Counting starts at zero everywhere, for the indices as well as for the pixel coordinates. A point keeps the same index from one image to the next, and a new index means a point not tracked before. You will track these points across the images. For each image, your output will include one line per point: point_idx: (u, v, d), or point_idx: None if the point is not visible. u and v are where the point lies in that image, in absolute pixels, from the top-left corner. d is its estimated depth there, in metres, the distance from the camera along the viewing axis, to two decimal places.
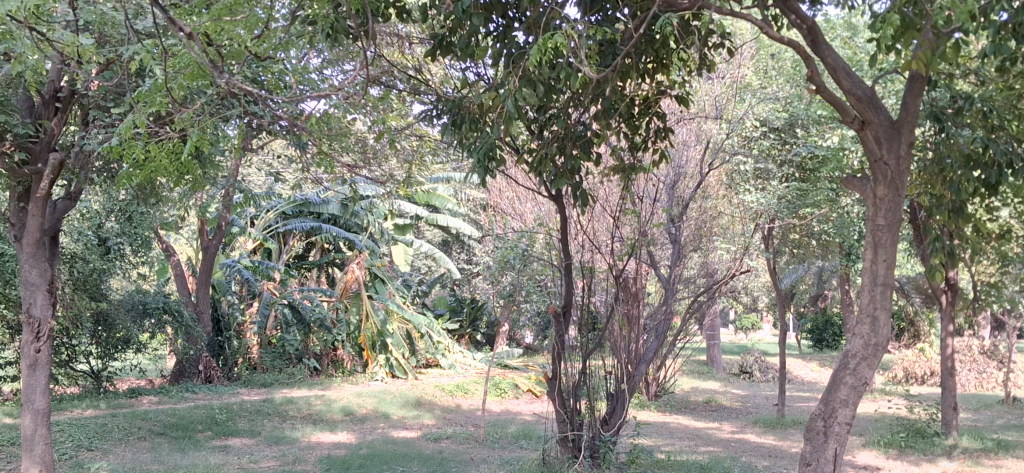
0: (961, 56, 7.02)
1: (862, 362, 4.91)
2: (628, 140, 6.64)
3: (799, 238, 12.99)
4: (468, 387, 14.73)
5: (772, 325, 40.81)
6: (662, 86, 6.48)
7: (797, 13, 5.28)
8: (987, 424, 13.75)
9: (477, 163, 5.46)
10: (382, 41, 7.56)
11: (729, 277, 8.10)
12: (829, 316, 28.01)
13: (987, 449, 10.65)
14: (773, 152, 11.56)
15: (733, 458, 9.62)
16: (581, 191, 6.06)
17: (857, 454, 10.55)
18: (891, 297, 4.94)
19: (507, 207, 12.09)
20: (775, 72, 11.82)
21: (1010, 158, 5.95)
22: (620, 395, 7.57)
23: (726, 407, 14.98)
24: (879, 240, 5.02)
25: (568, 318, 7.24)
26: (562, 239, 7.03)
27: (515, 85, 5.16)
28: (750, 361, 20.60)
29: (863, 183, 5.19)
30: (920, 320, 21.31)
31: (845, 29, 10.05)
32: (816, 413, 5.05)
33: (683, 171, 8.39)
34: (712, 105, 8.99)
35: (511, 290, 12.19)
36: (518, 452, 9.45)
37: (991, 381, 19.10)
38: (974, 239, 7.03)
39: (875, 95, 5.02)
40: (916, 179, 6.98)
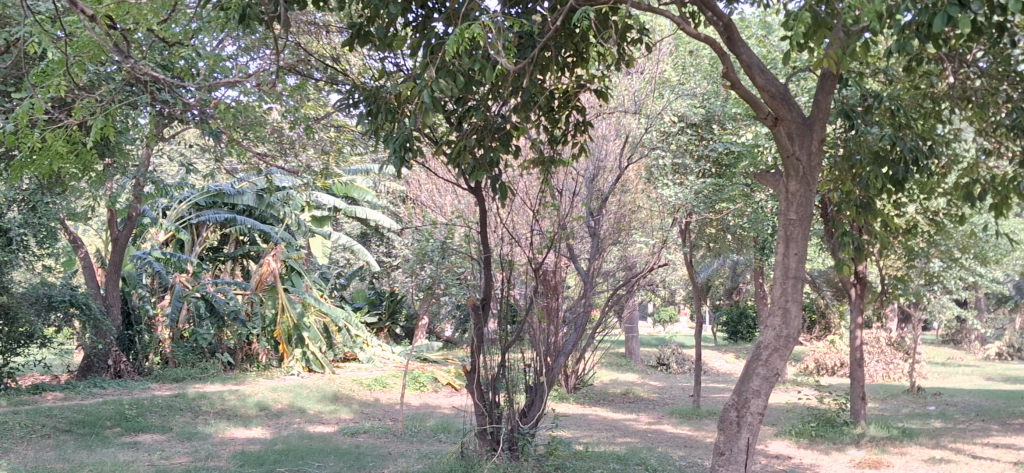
0: (870, 56, 7.22)
1: (774, 353, 5.03)
2: (548, 133, 6.66)
3: (714, 232, 13.21)
4: (386, 381, 14.64)
5: (688, 317, 41.57)
6: (582, 80, 6.51)
7: (714, 10, 5.34)
8: (894, 414, 14.19)
9: (394, 154, 5.43)
10: (298, 28, 7.44)
11: (648, 270, 8.15)
12: (744, 308, 28.65)
13: (892, 437, 11.04)
14: (691, 147, 11.77)
15: (650, 448, 9.75)
16: (500, 184, 6.07)
17: (769, 443, 10.79)
18: (802, 290, 5.06)
19: (426, 199, 12.05)
20: (693, 69, 12.01)
21: (916, 155, 6.14)
22: (540, 388, 7.57)
23: (644, 399, 15.18)
24: (791, 234, 5.13)
25: (487, 311, 7.23)
26: (482, 232, 7.02)
27: (432, 74, 5.12)
28: (667, 353, 20.92)
29: (776, 178, 5.28)
30: (830, 311, 21.96)
31: (760, 27, 10.27)
32: (729, 403, 5.12)
33: (603, 165, 8.46)
34: (631, 100, 9.08)
35: (430, 283, 12.16)
36: (436, 445, 9.43)
37: (898, 371, 19.74)
38: (882, 234, 7.24)
39: (788, 92, 5.10)
40: (828, 174, 7.16)
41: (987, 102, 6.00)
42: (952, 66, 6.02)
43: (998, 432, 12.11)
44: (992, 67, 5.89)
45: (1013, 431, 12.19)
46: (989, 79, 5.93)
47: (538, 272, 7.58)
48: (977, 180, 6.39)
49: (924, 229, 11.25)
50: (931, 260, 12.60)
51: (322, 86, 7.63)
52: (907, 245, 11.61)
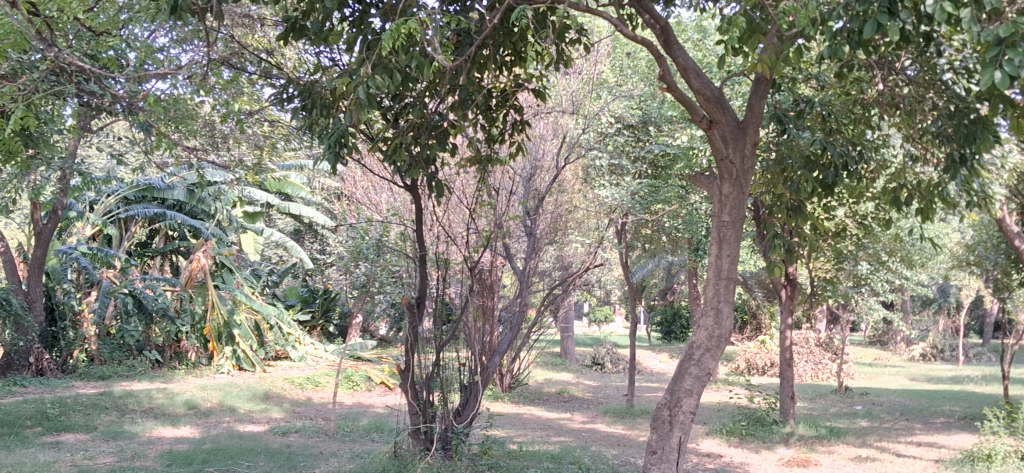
0: (803, 62, 7.34)
1: (706, 353, 5.08)
2: (485, 132, 6.63)
3: (650, 233, 13.35)
4: (319, 380, 14.50)
5: (622, 317, 41.92)
6: (520, 79, 6.49)
7: (651, 13, 5.38)
8: (822, 413, 14.49)
9: (328, 150, 5.35)
10: (232, 21, 7.29)
11: (584, 270, 8.18)
12: (677, 309, 28.98)
13: (820, 436, 11.26)
14: (627, 148, 11.91)
15: (583, 447, 9.80)
16: (437, 182, 6.04)
17: (701, 442, 10.91)
18: (734, 290, 5.12)
19: (362, 196, 11.94)
20: (630, 71, 12.10)
21: (846, 161, 6.27)
22: (474, 387, 7.59)
23: (578, 398, 15.26)
24: (724, 236, 5.19)
25: (422, 309, 7.17)
26: (417, 230, 6.96)
27: (368, 70, 5.06)
28: (602, 353, 21.08)
29: (709, 181, 5.33)
30: (762, 313, 22.31)
31: (696, 31, 10.43)
32: (662, 402, 5.15)
33: (540, 164, 8.49)
34: (569, 100, 9.07)
35: (365, 281, 12.07)
36: (369, 444, 9.35)
37: (826, 371, 20.17)
38: (812, 237, 7.37)
39: (723, 95, 5.15)
40: (760, 178, 7.27)
41: (914, 109, 6.14)
42: (882, 74, 6.15)
43: (921, 431, 12.42)
44: (919, 75, 6.02)
45: (935, 430, 12.51)
46: (916, 87, 6.07)
47: (473, 271, 7.54)
48: (904, 185, 6.53)
49: (853, 232, 11.47)
50: (859, 263, 12.87)
51: (255, 80, 7.49)
52: (836, 248, 11.83)
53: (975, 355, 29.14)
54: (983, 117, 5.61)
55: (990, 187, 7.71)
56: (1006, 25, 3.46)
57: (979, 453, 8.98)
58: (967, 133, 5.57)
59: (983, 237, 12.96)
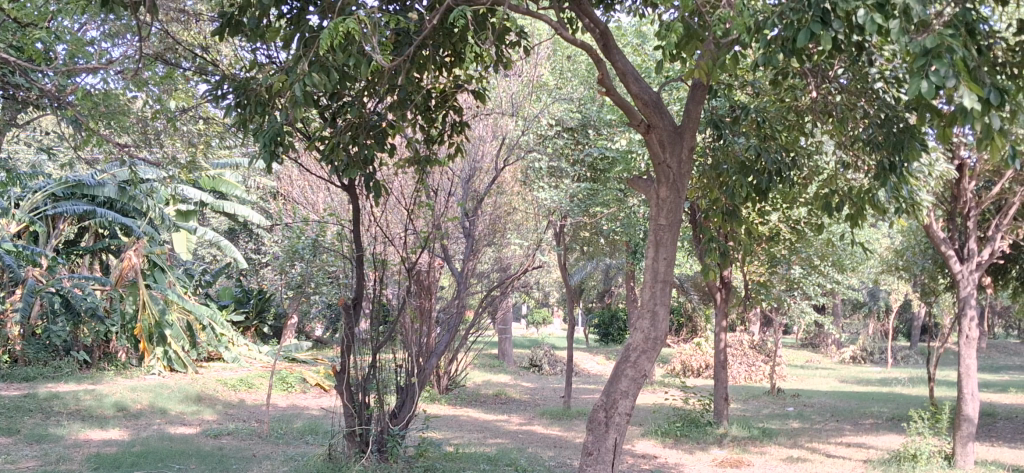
0: (740, 69, 7.45)
1: (642, 355, 5.12)
2: (424, 133, 6.60)
3: (588, 236, 13.45)
4: (252, 382, 14.33)
5: (561, 319, 42.10)
6: (460, 80, 6.47)
7: (591, 17, 5.42)
8: (754, 414, 14.75)
9: (264, 149, 5.29)
10: (166, 15, 7.14)
11: (523, 272, 8.19)
12: (615, 312, 29.23)
13: (753, 437, 11.44)
14: (567, 151, 11.98)
15: (520, 449, 9.82)
16: (374, 182, 6.00)
17: (636, 443, 11.01)
18: (670, 293, 5.17)
19: (298, 196, 11.80)
20: (569, 74, 12.12)
21: (779, 167, 6.40)
22: (411, 389, 7.54)
23: (515, 400, 15.31)
24: (660, 239, 5.24)
25: (358, 310, 7.11)
26: (354, 230, 6.90)
27: (305, 68, 4.99)
28: (539, 355, 21.17)
29: (647, 184, 5.38)
30: (697, 315, 22.59)
31: (635, 36, 10.54)
32: (598, 404, 5.15)
33: (479, 166, 8.48)
34: (508, 102, 9.07)
35: (300, 282, 11.96)
36: (303, 447, 9.25)
37: (759, 373, 20.53)
38: (746, 242, 7.49)
39: (660, 100, 5.20)
40: (697, 182, 7.35)
41: (846, 117, 6.27)
42: (815, 81, 6.28)
43: (850, 432, 12.70)
44: (851, 83, 6.15)
45: (863, 431, 12.81)
46: (848, 95, 6.19)
47: (410, 273, 7.51)
48: (835, 191, 6.67)
49: (785, 237, 11.69)
50: (792, 267, 13.11)
51: (190, 76, 7.35)
52: (769, 251, 12.04)
53: (903, 358, 29.83)
54: (911, 126, 5.75)
55: (918, 194, 7.91)
56: (933, 36, 3.56)
57: (905, 453, 9.22)
58: (896, 141, 5.70)
59: (911, 242, 13.29)
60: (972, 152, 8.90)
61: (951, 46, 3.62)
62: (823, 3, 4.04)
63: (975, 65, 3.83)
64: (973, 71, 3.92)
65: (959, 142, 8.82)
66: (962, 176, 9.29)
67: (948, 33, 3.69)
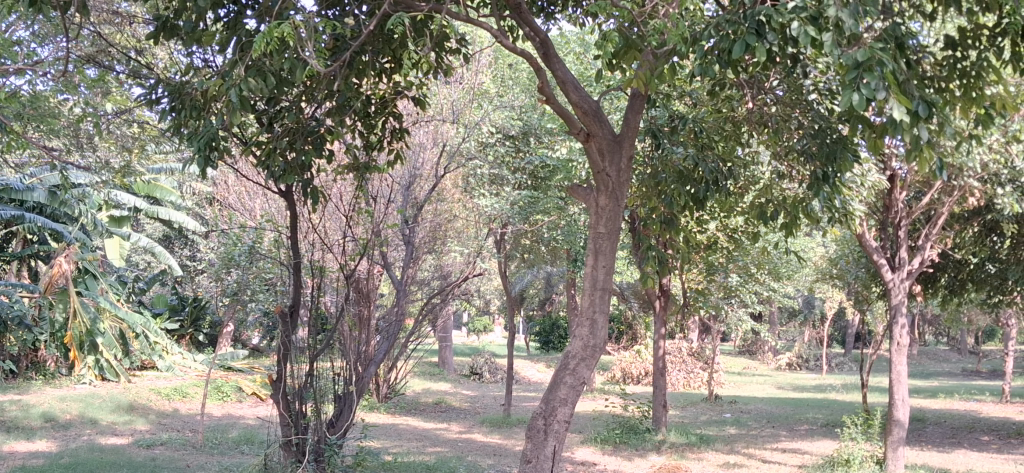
0: (678, 79, 7.54)
1: (581, 362, 5.13)
2: (363, 139, 6.55)
3: (529, 243, 13.50)
4: (186, 391, 14.08)
5: (503, 327, 42.14)
6: (399, 87, 6.44)
7: (531, 26, 5.44)
8: (692, 421, 14.92)
9: (198, 154, 5.19)
10: (98, 16, 6.98)
11: (463, 280, 8.18)
12: (556, 319, 29.34)
13: (691, 443, 11.56)
14: (508, 159, 12.05)
15: (460, 457, 9.79)
16: (311, 188, 5.93)
17: (576, 450, 11.05)
18: (609, 301, 5.21)
19: (235, 201, 11.63)
20: (511, 82, 12.16)
21: (716, 176, 6.48)
22: (348, 398, 7.47)
23: (455, 408, 15.26)
24: (600, 247, 5.27)
25: (295, 318, 6.98)
26: (292, 236, 6.79)
27: (240, 72, 4.92)
28: (480, 363, 21.16)
29: (586, 193, 5.41)
30: (637, 323, 22.77)
31: (578, 44, 10.60)
32: (537, 412, 5.12)
33: (419, 173, 8.44)
34: (449, 109, 9.03)
35: (237, 288, 11.80)
36: (239, 457, 9.12)
37: (697, 380, 20.79)
38: (684, 249, 7.56)
39: (599, 109, 5.24)
40: (636, 190, 7.40)
41: (781, 128, 6.36)
42: (751, 92, 6.39)
43: (786, 438, 12.90)
44: (786, 95, 6.26)
45: (798, 437, 13.02)
46: (783, 106, 6.29)
47: (349, 280, 7.45)
48: (770, 201, 6.77)
49: (722, 245, 11.86)
50: (729, 275, 13.27)
51: (124, 79, 7.20)
52: (706, 259, 12.18)
53: (837, 364, 30.39)
54: (844, 137, 5.86)
55: (851, 203, 8.09)
56: (864, 49, 3.62)
57: (838, 458, 9.38)
58: (830, 151, 5.81)
59: (845, 251, 13.55)
60: (903, 164, 9.09)
61: (881, 59, 3.69)
62: (758, 16, 4.11)
63: (904, 78, 3.92)
64: (903, 84, 4.00)
65: (891, 154, 9.00)
66: (894, 187, 9.46)
67: (879, 47, 3.76)
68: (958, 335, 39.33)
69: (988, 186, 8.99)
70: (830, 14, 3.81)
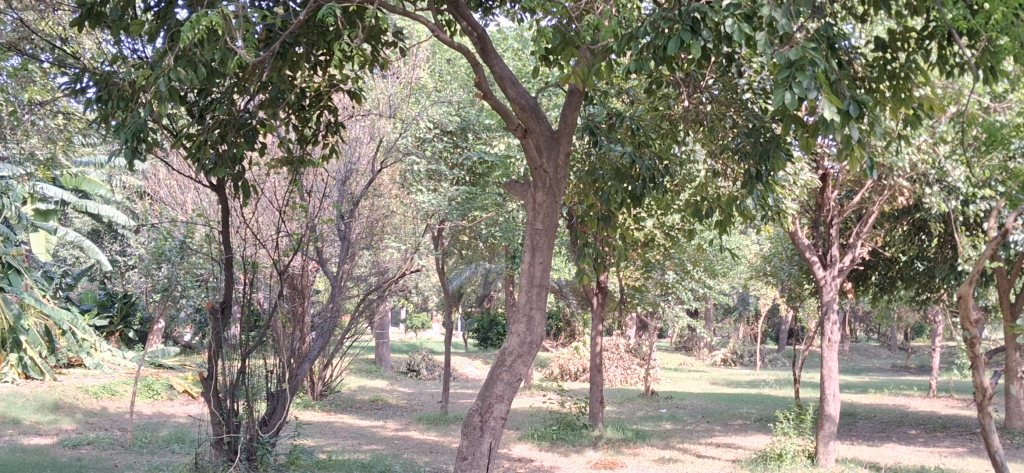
0: (615, 77, 7.54)
1: (517, 359, 5.09)
2: (297, 132, 6.44)
3: (467, 240, 13.46)
4: (115, 389, 13.77)
5: (440, 324, 41.97)
6: (334, 80, 6.34)
7: (468, 20, 5.37)
8: (629, 416, 15.04)
9: (124, 145, 5.04)
10: (20, 4, 6.72)
11: (400, 276, 8.10)
12: (494, 316, 29.29)
13: (626, 439, 11.64)
14: (446, 154, 11.97)
15: (396, 455, 9.72)
16: (243, 182, 5.82)
17: (512, 447, 11.04)
18: (546, 297, 5.18)
19: (165, 196, 11.40)
20: (449, 77, 12.10)
21: (652, 174, 6.51)
22: (282, 395, 7.37)
23: (391, 405, 15.15)
24: (537, 244, 5.25)
25: (227, 315, 6.84)
26: (223, 231, 6.65)
27: (169, 62, 4.78)
28: (417, 360, 21.08)
29: (523, 189, 5.38)
30: (575, 320, 22.86)
31: (516, 40, 10.60)
32: (473, 408, 5.05)
33: (355, 168, 8.34)
34: (386, 104, 8.92)
35: (166, 285, 11.57)
36: (168, 456, 8.93)
37: (634, 376, 20.97)
38: (620, 247, 7.58)
39: (537, 105, 5.22)
40: (573, 187, 7.41)
41: (715, 126, 6.41)
42: (687, 91, 6.43)
43: (720, 433, 13.06)
44: (721, 94, 6.30)
45: (732, 432, 13.19)
46: (718, 105, 6.34)
47: (282, 276, 7.33)
48: (705, 199, 6.83)
49: (659, 242, 11.96)
50: (665, 272, 13.37)
51: (48, 69, 6.96)
52: (643, 256, 12.26)
53: (770, 360, 30.90)
54: (777, 136, 5.94)
55: (784, 201, 8.20)
56: (797, 48, 3.66)
57: (771, 453, 9.53)
58: (762, 150, 5.86)
59: (778, 249, 13.76)
60: (834, 163, 9.24)
61: (813, 58, 3.72)
62: (693, 13, 4.12)
63: (836, 78, 3.96)
64: (834, 84, 4.03)
65: (823, 153, 9.15)
66: (826, 186, 9.62)
67: (812, 46, 3.79)
68: (887, 331, 40.27)
69: (916, 186, 9.19)
70: (764, 13, 3.83)
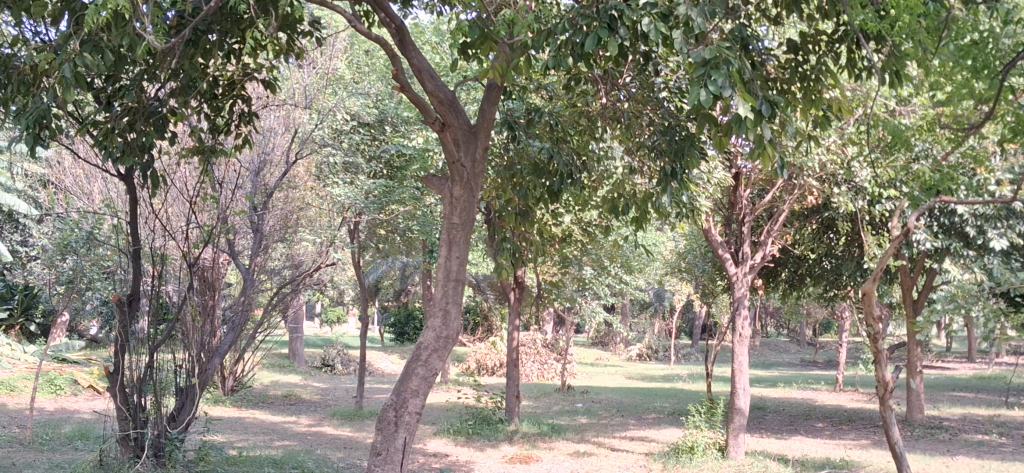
0: (535, 73, 7.54)
1: (433, 354, 5.05)
2: (209, 122, 6.27)
3: (385, 233, 13.35)
4: (15, 385, 13.31)
5: (357, 318, 41.62)
6: (248, 69, 6.18)
7: (386, 11, 5.27)
8: (545, 411, 15.14)
9: (26, 131, 4.82)
10: None
11: (315, 269, 7.98)
12: (411, 310, 29.16)
13: (542, 433, 11.70)
14: (363, 147, 11.80)
15: (309, 451, 9.58)
16: (152, 172, 5.65)
17: (428, 441, 10.99)
18: (462, 292, 5.16)
19: (70, 185, 11.03)
20: (367, 68, 12.02)
21: (570, 169, 6.53)
22: (191, 390, 7.19)
23: (305, 400, 14.95)
24: (454, 237, 5.22)
25: (134, 307, 6.64)
26: (131, 222, 6.45)
27: (75, 47, 4.59)
28: (332, 354, 20.86)
29: (441, 183, 5.34)
30: (492, 315, 22.89)
31: (435, 34, 10.53)
32: (388, 404, 4.98)
33: (270, 159, 8.16)
34: (302, 94, 8.73)
35: (70, 276, 11.21)
36: (71, 454, 8.65)
37: (551, 371, 21.11)
38: (538, 242, 7.59)
39: (455, 99, 5.17)
40: (491, 182, 7.39)
41: (632, 123, 6.46)
42: (605, 87, 6.46)
43: (634, 427, 13.22)
44: (638, 92, 6.34)
45: (646, 425, 13.37)
46: (635, 102, 6.38)
47: (193, 268, 7.15)
48: (621, 195, 6.88)
49: (576, 238, 12.04)
50: (582, 268, 13.47)
51: None
52: (560, 251, 12.33)
53: (684, 355, 31.45)
54: (692, 134, 6.00)
55: (698, 199, 8.32)
56: (711, 47, 3.69)
57: (683, 446, 9.70)
58: (678, 148, 5.93)
59: (693, 246, 14.00)
60: (747, 162, 9.42)
61: (727, 58, 3.76)
62: (611, 11, 4.13)
63: (748, 77, 4.01)
64: (748, 83, 4.08)
65: (736, 153, 9.33)
66: (739, 184, 9.79)
67: (726, 47, 3.83)
68: (796, 326, 41.30)
69: (826, 186, 9.42)
70: (680, 12, 3.84)
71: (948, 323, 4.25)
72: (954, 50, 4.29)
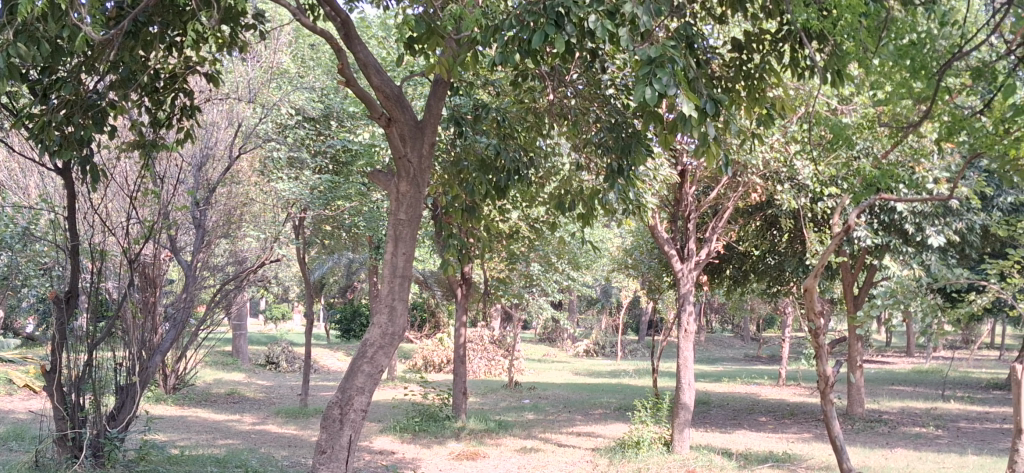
0: (482, 68, 7.50)
1: (379, 350, 4.99)
2: (150, 115, 6.13)
3: (330, 229, 13.21)
4: None
5: (302, 315, 41.19)
6: (189, 62, 6.05)
7: (331, 5, 5.20)
8: (492, 407, 15.13)
9: None
10: None
11: (258, 265, 7.87)
12: (357, 307, 28.94)
13: (489, 430, 11.67)
14: (309, 141, 11.87)
15: (252, 450, 9.44)
16: (90, 165, 5.50)
17: (374, 439, 10.91)
18: (409, 288, 5.12)
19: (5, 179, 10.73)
20: (312, 63, 11.93)
21: (517, 165, 6.51)
22: (131, 388, 7.05)
23: (249, 398, 14.76)
24: (400, 233, 5.17)
25: (72, 304, 6.48)
26: (69, 217, 6.29)
27: (8, 37, 4.45)
28: (276, 351, 20.62)
29: (386, 179, 5.29)
30: (439, 311, 22.81)
31: (381, 29, 10.46)
32: (333, 401, 4.91)
33: (212, 154, 8.02)
34: (245, 88, 8.57)
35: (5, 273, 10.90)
36: (5, 455, 8.41)
37: (498, 367, 21.09)
38: (485, 238, 7.56)
39: (401, 94, 5.12)
40: (438, 178, 7.34)
41: (579, 120, 6.48)
42: (552, 84, 6.46)
43: (580, 422, 13.26)
44: (585, 88, 6.34)
45: (592, 421, 13.42)
46: (583, 99, 6.39)
47: (133, 264, 7.00)
48: (568, 192, 6.89)
49: (523, 235, 12.03)
50: (529, 265, 13.48)
51: None
52: (508, 248, 12.31)
53: (630, 351, 31.68)
54: (638, 131, 6.03)
55: (644, 195, 8.37)
56: (657, 45, 3.71)
57: (628, 441, 9.75)
58: (624, 145, 5.94)
59: (639, 243, 14.10)
60: (692, 159, 9.49)
61: (673, 57, 3.78)
62: (557, 7, 4.13)
63: (693, 75, 4.03)
64: (692, 81, 4.09)
65: (681, 150, 9.39)
66: (684, 181, 9.85)
67: (671, 44, 3.84)
68: (740, 323, 41.80)
69: (769, 183, 9.54)
70: (626, 9, 3.85)
71: (887, 318, 4.34)
72: (894, 50, 4.34)
